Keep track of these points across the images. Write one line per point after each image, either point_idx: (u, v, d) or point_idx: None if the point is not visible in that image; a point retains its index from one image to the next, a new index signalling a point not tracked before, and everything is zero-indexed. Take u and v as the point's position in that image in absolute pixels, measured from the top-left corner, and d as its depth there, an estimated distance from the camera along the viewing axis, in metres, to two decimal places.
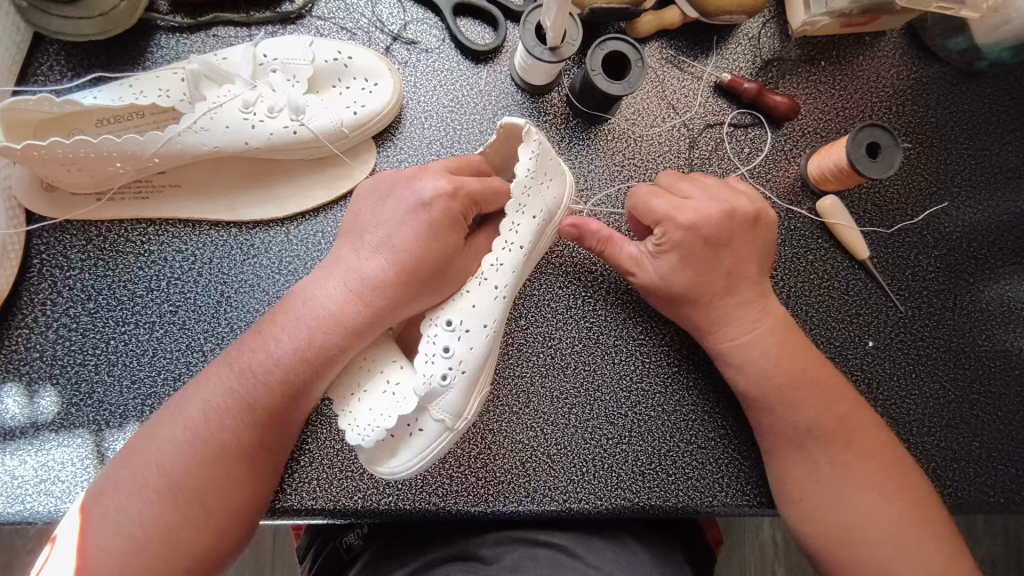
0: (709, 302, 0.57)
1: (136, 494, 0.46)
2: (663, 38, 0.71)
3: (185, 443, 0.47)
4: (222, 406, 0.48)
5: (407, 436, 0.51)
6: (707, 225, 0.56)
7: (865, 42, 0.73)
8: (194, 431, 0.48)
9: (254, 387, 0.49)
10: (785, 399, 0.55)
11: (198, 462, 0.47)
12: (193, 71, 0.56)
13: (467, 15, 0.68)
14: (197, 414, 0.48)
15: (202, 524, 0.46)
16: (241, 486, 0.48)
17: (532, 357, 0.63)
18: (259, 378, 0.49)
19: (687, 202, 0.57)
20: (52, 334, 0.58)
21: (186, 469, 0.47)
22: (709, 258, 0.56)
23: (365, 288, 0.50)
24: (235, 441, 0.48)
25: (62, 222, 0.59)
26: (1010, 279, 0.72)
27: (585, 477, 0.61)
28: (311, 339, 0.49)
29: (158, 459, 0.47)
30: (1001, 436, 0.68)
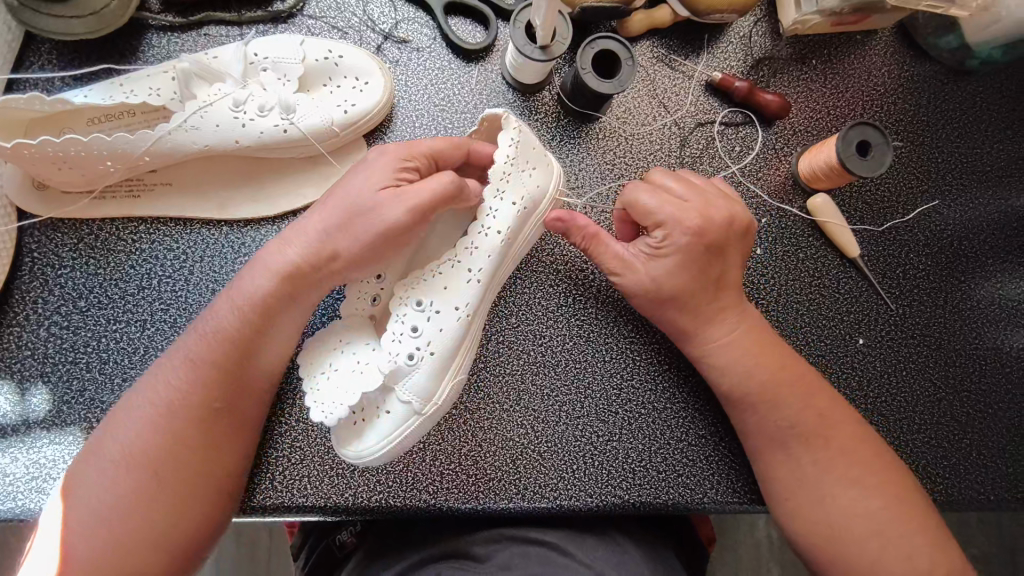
0: (698, 305, 0.57)
1: (106, 475, 0.47)
2: (654, 37, 0.71)
3: (148, 418, 0.49)
4: (179, 379, 0.50)
5: (375, 418, 0.53)
6: (709, 228, 0.56)
7: (856, 41, 0.74)
8: (155, 407, 0.49)
9: (207, 353, 0.50)
10: (770, 394, 0.55)
11: (162, 434, 0.48)
12: (183, 70, 0.57)
13: (458, 15, 0.68)
14: (157, 391, 0.50)
15: (174, 494, 0.48)
16: (208, 450, 0.49)
17: (522, 353, 0.63)
18: (210, 347, 0.50)
19: (683, 204, 0.57)
20: (43, 332, 0.58)
21: (152, 445, 0.48)
22: (704, 262, 0.56)
23: (316, 246, 0.52)
24: (198, 409, 0.49)
25: (54, 221, 0.60)
26: (1001, 277, 0.72)
27: (576, 474, 0.61)
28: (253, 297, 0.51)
29: (125, 440, 0.48)
30: (992, 434, 0.68)
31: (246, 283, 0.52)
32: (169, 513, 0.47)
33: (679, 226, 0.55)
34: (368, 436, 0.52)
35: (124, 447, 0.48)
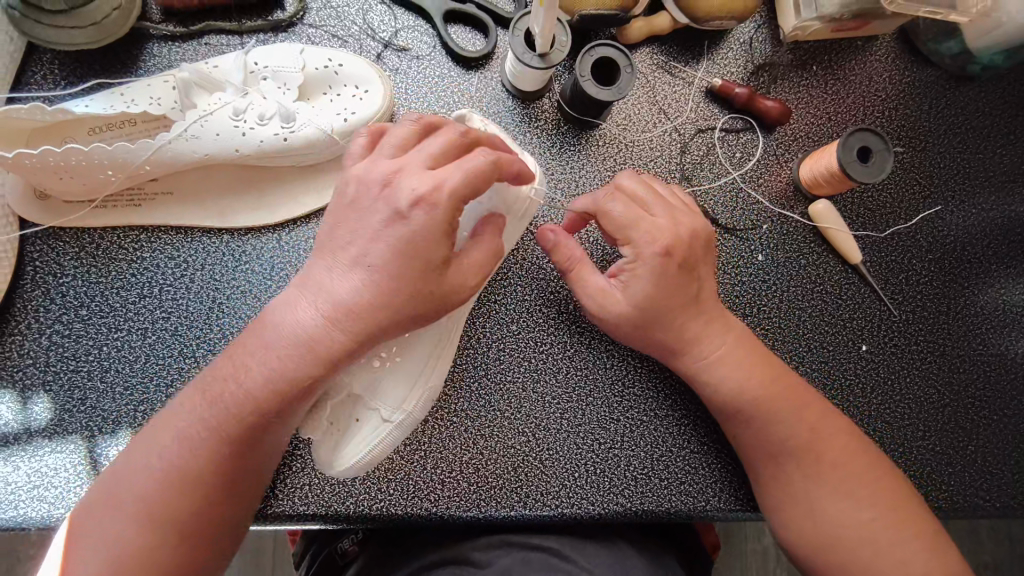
0: (684, 319, 0.57)
1: (110, 536, 0.45)
2: (654, 44, 0.71)
3: (157, 482, 0.46)
4: (194, 443, 0.46)
5: (349, 429, 0.54)
6: (679, 244, 0.55)
7: (857, 47, 0.73)
8: (165, 470, 0.46)
9: (230, 421, 0.46)
10: (767, 406, 0.55)
11: (173, 501, 0.46)
12: (183, 79, 0.57)
13: (458, 23, 0.68)
14: (166, 449, 0.47)
15: (183, 557, 0.46)
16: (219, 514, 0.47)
17: (523, 361, 0.63)
18: (233, 416, 0.46)
19: (650, 219, 0.56)
20: (45, 341, 0.58)
21: (161, 510, 0.45)
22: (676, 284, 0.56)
23: (342, 315, 0.46)
24: (211, 476, 0.47)
25: (56, 230, 0.60)
26: (1005, 283, 0.71)
27: (578, 482, 0.61)
28: (282, 371, 0.46)
29: (131, 500, 0.46)
30: (997, 441, 0.68)
31: (273, 348, 0.46)
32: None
33: (648, 245, 0.55)
34: (349, 449, 0.53)
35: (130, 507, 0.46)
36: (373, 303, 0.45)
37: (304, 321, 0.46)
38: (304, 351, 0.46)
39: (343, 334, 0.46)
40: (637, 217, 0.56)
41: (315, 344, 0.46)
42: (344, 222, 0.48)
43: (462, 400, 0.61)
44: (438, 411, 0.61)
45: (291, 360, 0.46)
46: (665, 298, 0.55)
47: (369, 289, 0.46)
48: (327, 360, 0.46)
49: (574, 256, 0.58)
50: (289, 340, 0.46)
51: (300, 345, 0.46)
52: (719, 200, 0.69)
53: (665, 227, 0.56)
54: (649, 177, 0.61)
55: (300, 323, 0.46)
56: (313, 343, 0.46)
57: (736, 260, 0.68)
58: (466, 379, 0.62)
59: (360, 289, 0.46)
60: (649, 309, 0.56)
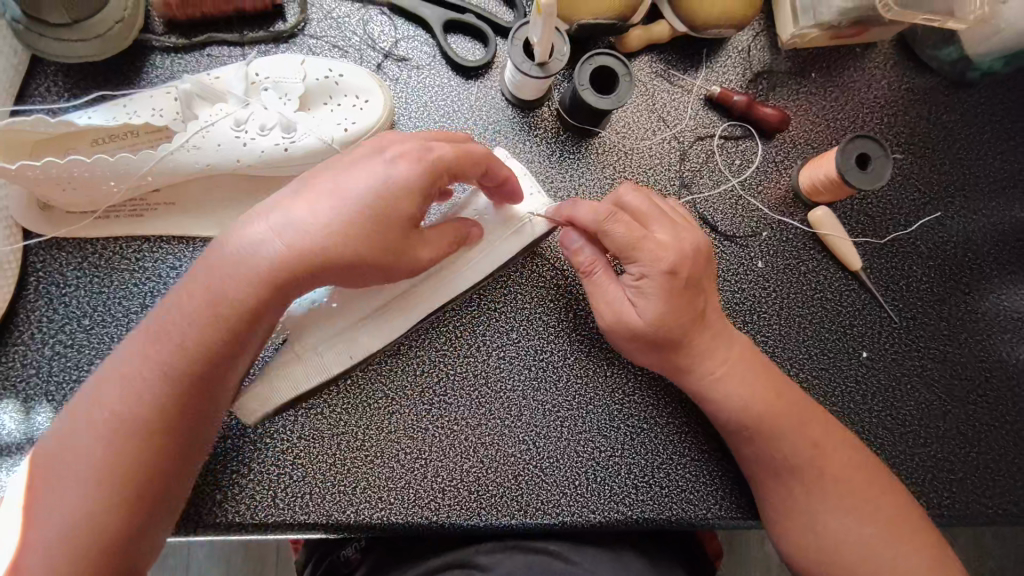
0: (689, 333, 0.56)
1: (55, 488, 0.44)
2: (653, 52, 0.71)
3: (99, 425, 0.44)
4: (133, 379, 0.45)
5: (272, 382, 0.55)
6: (684, 263, 0.56)
7: (855, 54, 0.74)
8: (107, 411, 0.45)
9: (166, 353, 0.46)
10: (768, 420, 0.55)
11: (116, 441, 0.44)
12: (186, 91, 0.58)
13: (457, 33, 0.69)
14: (105, 391, 0.45)
15: (130, 500, 0.44)
16: (165, 450, 0.45)
17: (523, 368, 0.63)
18: (171, 347, 0.46)
19: (650, 236, 0.56)
20: (47, 351, 0.58)
21: (105, 452, 0.44)
22: (682, 300, 0.56)
23: (306, 244, 0.47)
24: (155, 412, 0.45)
25: (59, 241, 0.60)
26: (1006, 289, 0.71)
27: (578, 489, 0.61)
28: (220, 293, 0.46)
29: (73, 448, 0.44)
30: (999, 447, 0.67)
31: (208, 277, 0.47)
32: (126, 520, 0.44)
33: (654, 266, 0.55)
34: (275, 391, 0.54)
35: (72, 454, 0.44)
36: (335, 243, 0.47)
37: (250, 244, 0.47)
38: (247, 274, 0.46)
39: (298, 255, 0.46)
40: (639, 235, 0.56)
41: (258, 263, 0.46)
42: (332, 166, 0.50)
43: (463, 408, 0.62)
44: (438, 420, 0.61)
45: (230, 284, 0.46)
46: (673, 318, 0.56)
47: (337, 221, 0.47)
48: (271, 279, 0.46)
49: (595, 257, 0.59)
50: (230, 268, 0.46)
51: (245, 267, 0.46)
52: (719, 207, 0.69)
53: (670, 244, 0.56)
54: (647, 187, 0.61)
55: (255, 252, 0.46)
56: (266, 269, 0.46)
57: (737, 267, 0.68)
58: (466, 387, 0.62)
59: (325, 216, 0.47)
60: (659, 330, 0.56)
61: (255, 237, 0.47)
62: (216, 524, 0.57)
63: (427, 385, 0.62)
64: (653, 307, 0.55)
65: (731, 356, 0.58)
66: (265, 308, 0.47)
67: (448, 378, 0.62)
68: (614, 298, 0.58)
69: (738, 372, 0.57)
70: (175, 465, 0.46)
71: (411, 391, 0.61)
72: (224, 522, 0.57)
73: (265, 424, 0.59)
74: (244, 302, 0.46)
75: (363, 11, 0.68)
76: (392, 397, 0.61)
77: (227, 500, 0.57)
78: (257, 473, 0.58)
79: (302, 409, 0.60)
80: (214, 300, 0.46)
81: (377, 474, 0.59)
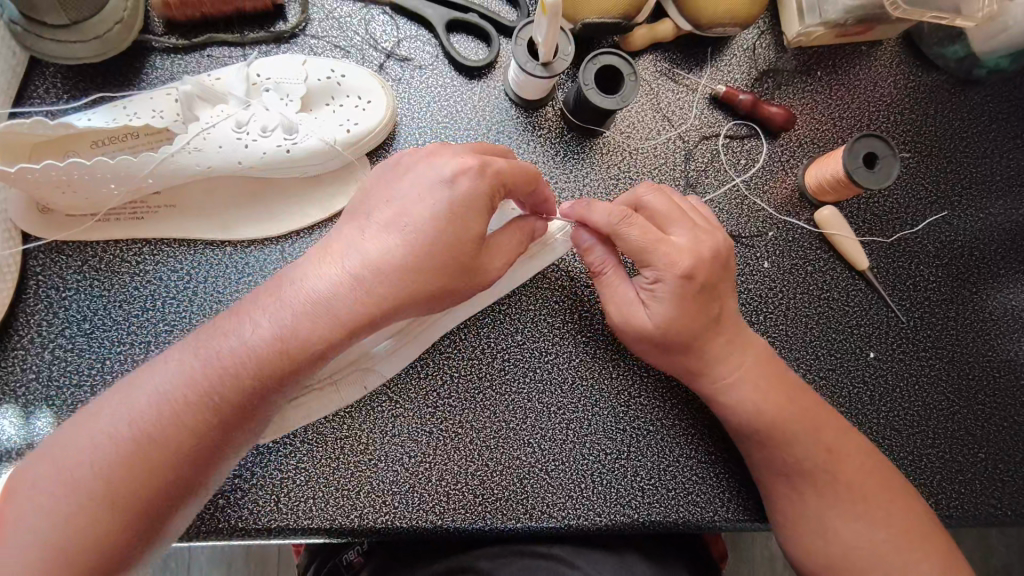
0: (701, 336, 0.56)
1: (54, 497, 0.41)
2: (657, 51, 0.71)
3: (120, 441, 0.42)
4: (170, 403, 0.43)
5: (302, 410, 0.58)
6: (700, 267, 0.55)
7: (861, 52, 0.73)
8: (132, 430, 0.42)
9: (215, 386, 0.43)
10: (778, 425, 0.55)
11: (135, 467, 0.41)
12: (187, 92, 0.57)
13: (460, 32, 0.68)
14: (138, 405, 0.43)
15: (131, 533, 0.41)
16: (182, 492, 0.43)
17: (528, 371, 0.63)
18: (221, 380, 0.43)
19: (668, 240, 0.55)
20: (48, 356, 0.58)
21: (119, 474, 0.41)
22: (697, 302, 0.55)
23: (369, 268, 0.46)
24: (182, 446, 0.42)
25: (59, 244, 0.60)
26: (1013, 288, 0.71)
27: (584, 493, 0.60)
28: (288, 332, 0.44)
29: (87, 461, 0.41)
30: (1007, 448, 0.67)
31: (287, 320, 0.45)
32: (122, 554, 0.41)
33: (669, 270, 0.54)
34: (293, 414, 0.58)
35: (85, 468, 0.41)
36: (405, 269, 0.46)
37: (326, 283, 0.45)
38: (321, 317, 0.45)
39: (368, 302, 0.45)
40: (654, 238, 0.55)
41: (338, 314, 0.45)
42: (388, 188, 0.50)
43: (467, 411, 0.61)
44: (443, 423, 0.61)
45: (307, 334, 0.44)
46: (687, 321, 0.55)
47: (407, 251, 0.46)
48: (335, 328, 0.45)
49: (605, 257, 0.58)
50: (304, 310, 0.45)
51: (316, 309, 0.45)
52: (724, 207, 0.69)
53: (688, 248, 0.55)
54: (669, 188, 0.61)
55: (317, 283, 0.45)
56: (321, 303, 0.45)
57: (742, 268, 0.67)
58: (470, 390, 0.62)
59: (390, 244, 0.46)
60: (671, 333, 0.55)
61: (320, 270, 0.46)
62: (218, 529, 0.56)
63: (431, 388, 0.61)
64: (667, 310, 0.55)
65: (745, 362, 0.57)
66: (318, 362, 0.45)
67: (452, 381, 0.62)
68: (625, 300, 0.57)
69: (749, 375, 0.56)
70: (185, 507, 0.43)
71: (414, 395, 0.61)
72: (226, 528, 0.56)
73: None
74: (310, 348, 0.45)
75: (365, 11, 0.67)
76: (396, 399, 0.61)
77: (230, 505, 0.57)
78: (260, 478, 0.58)
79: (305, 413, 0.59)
80: (284, 348, 0.44)
81: (381, 478, 0.59)
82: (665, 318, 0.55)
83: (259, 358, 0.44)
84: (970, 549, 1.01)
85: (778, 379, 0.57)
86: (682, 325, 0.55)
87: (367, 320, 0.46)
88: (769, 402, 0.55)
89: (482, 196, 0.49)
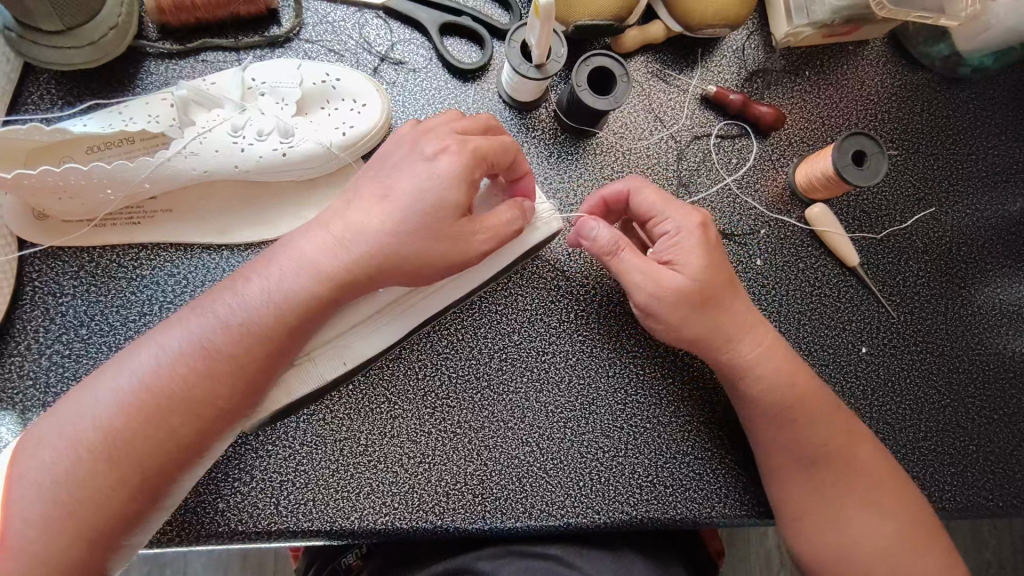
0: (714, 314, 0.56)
1: (59, 450, 0.43)
2: (649, 52, 0.72)
3: (122, 395, 0.44)
4: (169, 359, 0.45)
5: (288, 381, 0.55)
6: (709, 222, 0.58)
7: (848, 51, 0.74)
8: (129, 385, 0.45)
9: (214, 341, 0.46)
10: (772, 415, 0.56)
11: (137, 421, 0.44)
12: (181, 97, 0.57)
13: (453, 35, 0.69)
14: (138, 367, 0.45)
15: (132, 484, 0.43)
16: (182, 447, 0.45)
17: (526, 370, 0.63)
18: (220, 339, 0.46)
19: (673, 203, 0.58)
20: (45, 361, 0.58)
21: (121, 426, 0.43)
22: (718, 255, 0.57)
23: (363, 244, 0.48)
24: (182, 401, 0.44)
25: (54, 250, 0.60)
26: (1001, 283, 0.72)
27: (582, 490, 0.61)
28: (283, 297, 0.47)
29: (91, 414, 0.44)
30: (998, 441, 0.68)
31: (280, 282, 0.48)
32: (124, 501, 0.43)
33: (687, 218, 0.56)
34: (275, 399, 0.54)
35: (88, 422, 0.44)
36: (396, 246, 0.48)
37: (314, 252, 0.49)
38: (312, 280, 0.48)
39: (357, 261, 0.48)
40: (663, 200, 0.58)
41: (326, 270, 0.48)
42: (384, 171, 0.52)
43: (466, 411, 0.61)
44: (441, 423, 0.61)
45: (300, 293, 0.48)
46: (715, 273, 0.56)
47: (394, 229, 0.48)
48: (325, 284, 0.48)
49: (615, 237, 0.56)
50: (304, 273, 0.48)
51: (310, 274, 0.48)
52: (717, 205, 0.69)
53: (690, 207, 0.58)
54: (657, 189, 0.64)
55: (314, 255, 0.49)
56: (324, 265, 0.48)
57: (735, 267, 0.68)
58: (468, 390, 0.62)
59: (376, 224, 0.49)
60: (705, 280, 0.55)
61: (315, 242, 0.49)
62: (218, 533, 0.56)
63: (428, 389, 0.62)
64: (695, 258, 0.55)
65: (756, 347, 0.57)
66: (313, 322, 0.49)
67: (449, 382, 0.62)
68: (644, 263, 0.55)
69: (758, 364, 0.56)
70: (187, 462, 0.45)
71: (412, 395, 0.61)
72: (226, 531, 0.56)
73: (268, 430, 0.58)
74: (308, 314, 0.48)
75: (359, 15, 0.68)
76: (394, 401, 0.61)
77: (230, 509, 0.57)
78: (260, 480, 0.58)
79: (304, 416, 0.59)
80: (278, 305, 0.47)
81: (380, 479, 0.59)
82: (691, 268, 0.55)
83: (261, 325, 0.47)
84: (963, 541, 1.03)
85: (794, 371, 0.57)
86: (711, 270, 0.55)
87: (358, 278, 0.48)
88: (780, 398, 0.56)
89: (468, 178, 0.50)
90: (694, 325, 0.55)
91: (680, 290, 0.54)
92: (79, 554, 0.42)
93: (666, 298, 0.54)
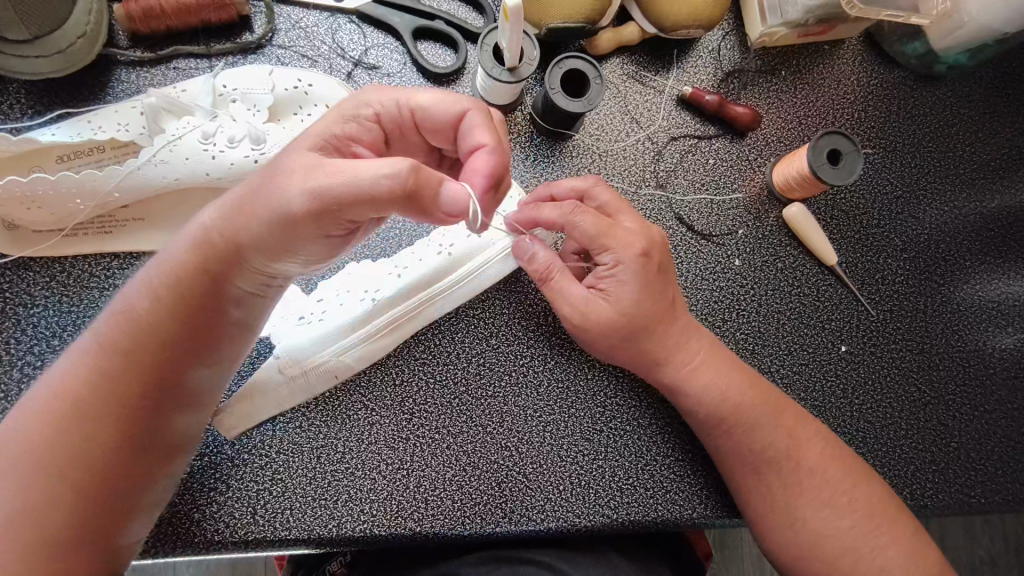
0: (661, 333, 0.57)
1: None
2: (624, 54, 0.71)
3: (38, 414, 0.44)
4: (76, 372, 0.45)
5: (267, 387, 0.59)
6: (653, 247, 0.57)
7: (823, 51, 0.74)
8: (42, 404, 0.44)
9: (117, 349, 0.46)
10: (736, 417, 0.57)
11: (57, 434, 0.44)
12: (151, 105, 0.57)
13: (427, 40, 0.69)
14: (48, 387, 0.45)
15: (80, 489, 0.44)
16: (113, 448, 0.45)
17: (504, 374, 0.63)
18: (124, 346, 0.46)
19: (617, 224, 0.57)
20: (16, 373, 0.57)
21: (49, 442, 0.43)
22: (657, 283, 0.57)
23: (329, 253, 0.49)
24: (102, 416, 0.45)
25: (24, 259, 0.59)
26: (981, 279, 0.72)
27: (563, 494, 0.61)
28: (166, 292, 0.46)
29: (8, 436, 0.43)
30: (979, 437, 0.68)
31: (158, 271, 0.47)
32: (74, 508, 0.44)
33: (626, 250, 0.56)
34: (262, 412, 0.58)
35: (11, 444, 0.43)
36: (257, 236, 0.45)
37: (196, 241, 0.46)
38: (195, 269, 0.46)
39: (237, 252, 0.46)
40: (608, 225, 0.57)
41: (203, 243, 0.46)
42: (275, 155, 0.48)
43: (444, 416, 0.61)
44: (420, 429, 0.60)
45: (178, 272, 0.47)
46: (646, 303, 0.57)
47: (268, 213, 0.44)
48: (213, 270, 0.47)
49: (550, 263, 0.58)
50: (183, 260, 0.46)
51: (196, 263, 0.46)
52: (694, 206, 0.69)
53: (629, 229, 0.57)
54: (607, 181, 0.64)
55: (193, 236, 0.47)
56: None
57: (714, 267, 0.68)
58: (447, 395, 0.62)
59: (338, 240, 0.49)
60: (637, 315, 0.56)
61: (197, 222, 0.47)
62: (194, 544, 0.56)
63: (406, 395, 0.61)
64: (629, 292, 0.56)
65: (704, 355, 0.58)
66: (209, 319, 0.48)
67: (428, 387, 0.62)
68: (576, 295, 0.57)
69: (709, 365, 0.58)
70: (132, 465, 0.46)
71: (390, 401, 0.61)
72: (202, 542, 0.56)
73: (244, 438, 0.58)
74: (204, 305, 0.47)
75: (331, 20, 0.67)
76: (371, 407, 0.60)
77: (206, 519, 0.56)
78: (237, 490, 0.57)
79: (281, 424, 0.59)
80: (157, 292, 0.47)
81: (358, 486, 0.58)
82: (624, 301, 0.56)
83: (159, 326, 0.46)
84: (954, 539, 1.03)
85: (756, 388, 0.58)
86: (644, 302, 0.56)
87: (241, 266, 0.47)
88: (736, 389, 0.57)
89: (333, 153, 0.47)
90: (644, 348, 0.57)
91: (612, 320, 0.56)
92: (46, 552, 0.42)
93: (593, 327, 0.56)
